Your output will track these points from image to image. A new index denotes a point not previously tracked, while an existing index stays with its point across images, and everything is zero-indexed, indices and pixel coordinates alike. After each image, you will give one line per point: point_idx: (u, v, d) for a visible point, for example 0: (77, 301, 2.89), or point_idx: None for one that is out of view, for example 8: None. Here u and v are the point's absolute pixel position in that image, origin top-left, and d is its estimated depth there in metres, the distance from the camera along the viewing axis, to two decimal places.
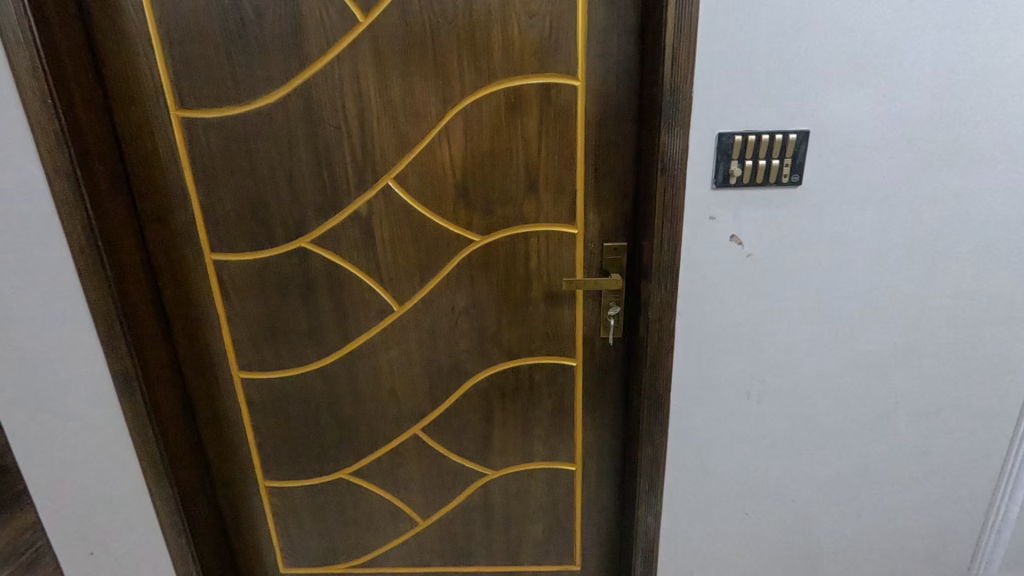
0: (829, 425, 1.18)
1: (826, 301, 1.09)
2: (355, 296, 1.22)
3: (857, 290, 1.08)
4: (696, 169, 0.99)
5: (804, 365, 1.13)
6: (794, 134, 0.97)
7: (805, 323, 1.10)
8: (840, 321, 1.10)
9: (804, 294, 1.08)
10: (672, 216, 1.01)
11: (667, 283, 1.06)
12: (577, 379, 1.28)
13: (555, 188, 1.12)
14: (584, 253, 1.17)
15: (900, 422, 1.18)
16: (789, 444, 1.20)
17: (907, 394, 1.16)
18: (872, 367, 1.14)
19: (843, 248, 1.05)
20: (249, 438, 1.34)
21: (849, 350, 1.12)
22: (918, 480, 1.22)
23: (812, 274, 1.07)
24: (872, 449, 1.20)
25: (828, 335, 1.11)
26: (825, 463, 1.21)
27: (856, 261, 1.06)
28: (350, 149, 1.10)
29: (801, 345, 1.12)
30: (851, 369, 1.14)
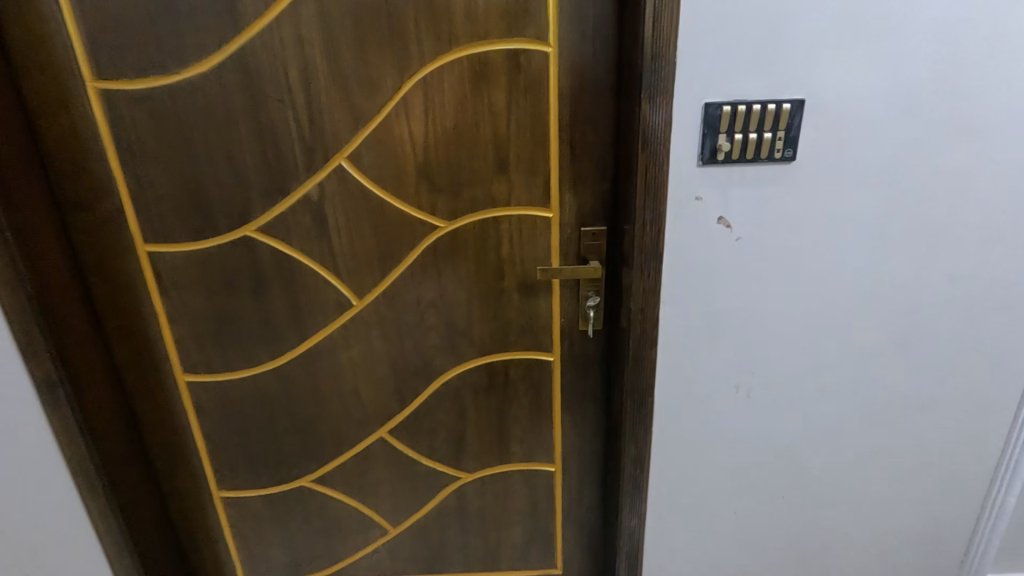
0: (823, 419, 1.11)
1: (818, 288, 1.01)
2: (309, 290, 1.10)
3: (852, 275, 1.01)
4: (681, 144, 0.89)
5: (795, 356, 1.06)
6: (788, 104, 0.87)
7: (798, 311, 1.03)
8: (833, 309, 1.03)
9: (797, 280, 1.00)
10: (654, 197, 0.91)
11: (650, 271, 0.96)
12: (554, 375, 1.19)
13: (527, 168, 1.02)
14: (560, 239, 1.07)
15: (896, 414, 1.11)
16: (780, 439, 1.13)
17: (904, 386, 1.09)
18: (867, 356, 1.07)
19: (840, 229, 0.97)
20: (200, 445, 1.23)
21: (842, 339, 1.05)
22: (913, 472, 1.17)
23: (805, 258, 0.99)
24: (867, 444, 1.14)
25: (821, 325, 1.04)
26: (816, 458, 1.15)
27: (852, 244, 0.98)
28: (297, 127, 0.99)
29: (793, 335, 1.04)
30: (846, 358, 1.07)
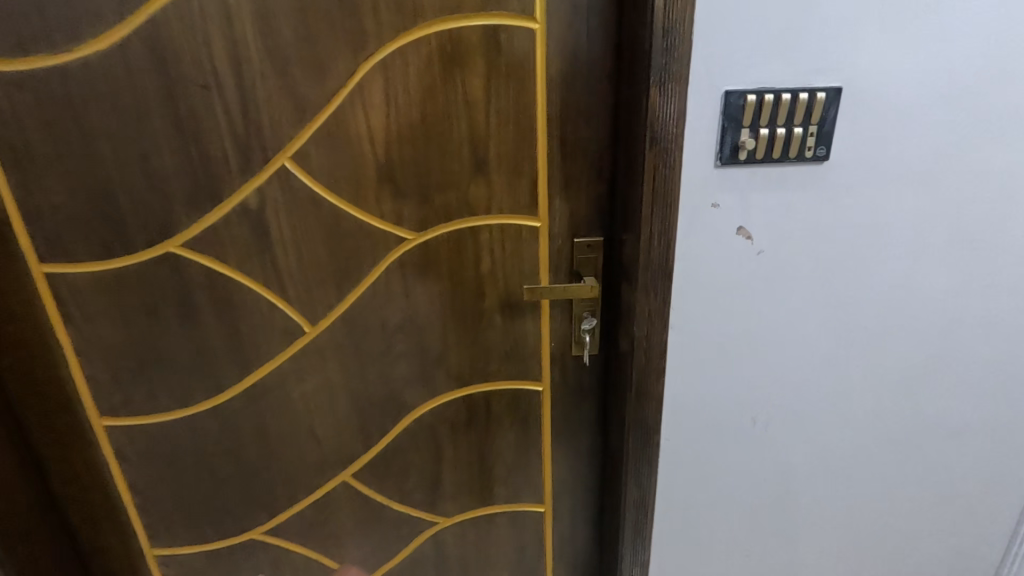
0: (842, 453, 0.98)
1: (847, 309, 0.87)
2: (251, 315, 0.92)
3: (886, 293, 0.86)
4: (696, 140, 0.73)
5: (819, 385, 0.92)
6: (823, 92, 0.72)
7: (825, 334, 0.88)
8: (865, 333, 0.89)
9: (826, 299, 0.86)
10: (663, 204, 0.76)
11: (657, 292, 0.82)
12: (544, 406, 1.03)
13: (510, 168, 0.86)
14: (550, 252, 0.92)
15: (924, 445, 0.98)
16: (802, 475, 0.98)
17: (934, 414, 0.96)
18: (899, 382, 0.93)
19: (875, 240, 0.83)
20: (125, 498, 1.04)
21: (874, 364, 0.91)
22: (940, 506, 1.04)
23: (835, 273, 0.84)
24: (891, 476, 1.01)
25: (850, 349, 0.90)
26: (839, 496, 1.02)
27: (888, 257, 0.84)
28: (226, 119, 0.80)
29: (818, 362, 0.90)
30: (878, 387, 0.93)
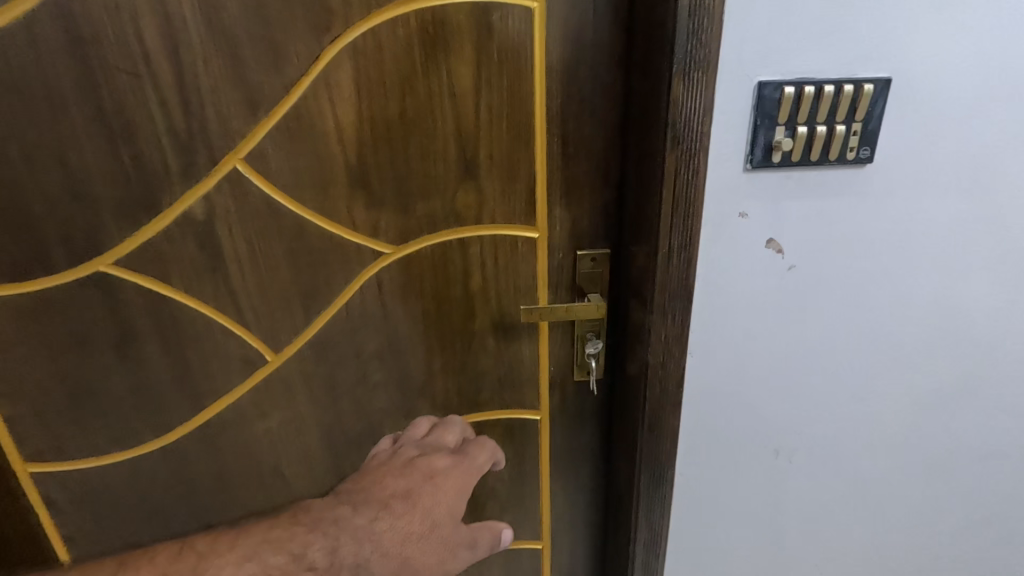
0: (872, 485, 0.87)
1: (887, 330, 0.77)
2: (203, 343, 0.79)
3: (925, 310, 0.76)
4: (723, 140, 0.63)
5: (851, 413, 0.82)
6: (871, 84, 0.61)
7: (857, 356, 0.78)
8: (900, 354, 0.78)
9: (859, 317, 0.76)
10: (685, 216, 0.65)
11: (675, 314, 0.71)
12: (542, 436, 0.92)
13: (504, 171, 0.74)
14: (549, 266, 0.81)
15: (958, 475, 0.87)
16: (828, 510, 0.88)
17: (967, 439, 0.85)
18: (931, 406, 0.82)
19: (916, 250, 0.72)
20: (61, 552, 0.90)
21: (905, 387, 0.81)
22: (976, 546, 0.93)
23: (871, 289, 0.74)
24: (922, 512, 0.90)
25: (882, 372, 0.80)
26: (868, 533, 0.91)
27: (928, 268, 0.73)
28: (162, 113, 0.66)
29: (850, 388, 0.81)
30: (910, 412, 0.82)
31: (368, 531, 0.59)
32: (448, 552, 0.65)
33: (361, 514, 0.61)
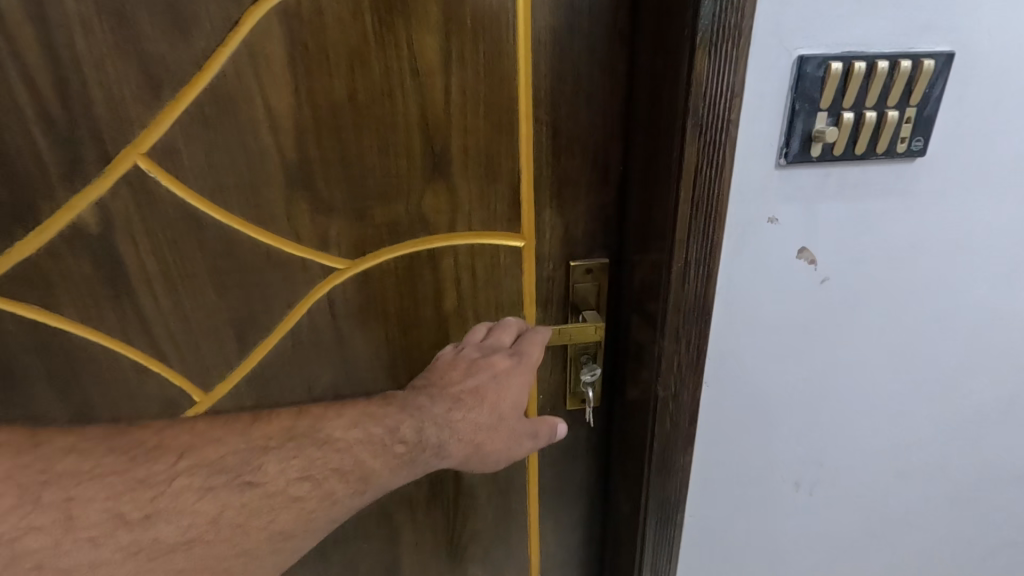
0: (898, 516, 0.78)
1: (927, 351, 0.67)
2: (110, 384, 0.64)
3: (970, 325, 0.66)
4: (753, 130, 0.51)
5: (882, 443, 0.73)
6: (931, 59, 0.50)
7: (892, 379, 0.68)
8: (938, 375, 0.69)
9: (897, 335, 0.65)
10: (706, 224, 0.53)
11: (691, 340, 0.59)
12: (529, 473, 0.80)
13: (481, 167, 0.61)
14: (537, 280, 0.68)
15: (991, 502, 0.79)
16: (850, 545, 0.79)
17: (1006, 465, 0.77)
18: (967, 429, 0.73)
19: (966, 258, 0.61)
20: None
21: (941, 410, 0.71)
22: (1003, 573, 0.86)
23: (913, 303, 0.63)
24: (950, 541, 0.81)
25: (917, 394, 0.70)
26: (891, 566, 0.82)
27: (978, 279, 0.63)
28: (28, 95, 0.50)
29: (882, 416, 0.71)
30: (944, 436, 0.73)
31: (444, 420, 0.57)
32: (511, 440, 0.62)
33: (438, 403, 0.58)
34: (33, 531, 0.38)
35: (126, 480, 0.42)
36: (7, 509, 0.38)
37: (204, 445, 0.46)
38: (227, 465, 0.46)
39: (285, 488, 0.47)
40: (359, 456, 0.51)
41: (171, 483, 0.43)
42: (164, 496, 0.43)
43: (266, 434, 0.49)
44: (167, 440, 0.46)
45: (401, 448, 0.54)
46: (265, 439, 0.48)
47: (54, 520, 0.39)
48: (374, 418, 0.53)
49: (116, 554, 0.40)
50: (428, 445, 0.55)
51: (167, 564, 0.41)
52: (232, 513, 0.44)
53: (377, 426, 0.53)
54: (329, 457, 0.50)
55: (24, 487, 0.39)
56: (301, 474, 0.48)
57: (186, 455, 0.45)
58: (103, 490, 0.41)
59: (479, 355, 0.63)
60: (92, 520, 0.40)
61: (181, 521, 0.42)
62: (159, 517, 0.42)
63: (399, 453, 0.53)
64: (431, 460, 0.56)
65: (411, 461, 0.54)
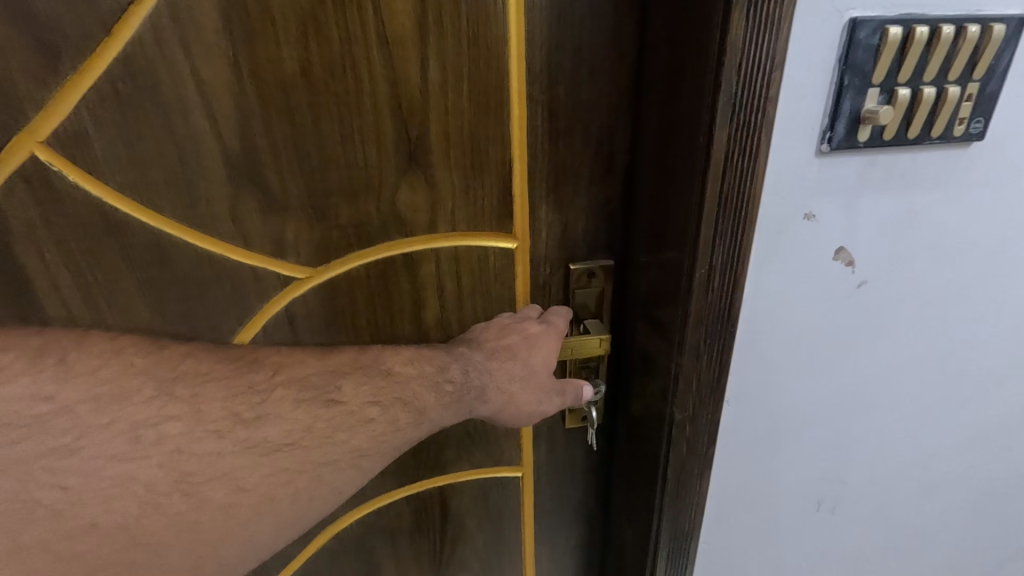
0: (922, 532, 0.72)
1: (966, 360, 0.60)
2: None
3: (1013, 329, 0.59)
4: (793, 111, 0.42)
5: (910, 457, 0.66)
6: (1000, 25, 0.42)
7: (926, 389, 0.61)
8: (975, 383, 0.62)
9: (936, 342, 0.58)
10: (735, 223, 0.45)
11: (712, 354, 0.51)
12: (523, 498, 0.71)
13: (466, 157, 0.51)
14: (532, 286, 0.59)
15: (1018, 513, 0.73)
16: (870, 563, 0.73)
17: None
18: (1000, 439, 0.67)
19: (1017, 256, 0.54)
20: None
21: (974, 420, 0.65)
22: None
23: (956, 306, 0.56)
24: (974, 555, 0.76)
25: (950, 404, 0.63)
26: None
27: None
28: None
29: (912, 429, 0.64)
30: (975, 446, 0.67)
31: (484, 363, 0.51)
32: (534, 393, 0.53)
33: (477, 349, 0.52)
34: (171, 420, 0.38)
35: (237, 384, 0.41)
36: (149, 397, 0.38)
37: (295, 361, 0.44)
38: (314, 382, 0.43)
39: (361, 409, 0.44)
40: (418, 391, 0.47)
41: (272, 393, 0.42)
42: (269, 402, 0.41)
43: (342, 360, 0.46)
44: (263, 355, 0.44)
45: (450, 387, 0.48)
46: (342, 363, 0.45)
47: (186, 411, 0.39)
48: (426, 356, 0.49)
49: (236, 449, 0.40)
50: (473, 388, 0.50)
51: (274, 463, 0.41)
52: (323, 426, 0.43)
53: (429, 363, 0.48)
54: (391, 386, 0.46)
55: (158, 381, 0.39)
56: (371, 398, 0.45)
57: (281, 370, 0.43)
58: (220, 391, 0.40)
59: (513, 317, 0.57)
60: (215, 416, 0.40)
61: (283, 426, 0.41)
62: (268, 420, 0.41)
63: (449, 392, 0.48)
64: (474, 405, 0.50)
65: (459, 401, 0.49)
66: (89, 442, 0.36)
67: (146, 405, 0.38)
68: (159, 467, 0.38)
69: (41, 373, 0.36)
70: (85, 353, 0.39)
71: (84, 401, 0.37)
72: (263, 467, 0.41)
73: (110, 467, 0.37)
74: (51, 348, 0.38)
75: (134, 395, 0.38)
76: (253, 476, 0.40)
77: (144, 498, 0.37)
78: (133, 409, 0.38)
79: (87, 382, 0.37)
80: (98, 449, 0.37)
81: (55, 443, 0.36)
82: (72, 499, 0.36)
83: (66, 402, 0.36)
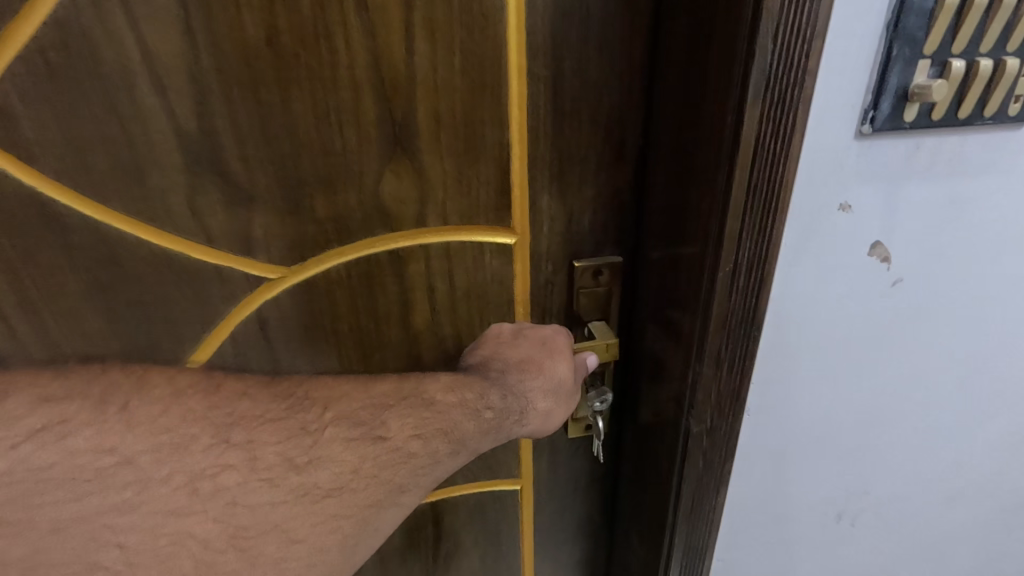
0: (948, 546, 0.67)
1: (1007, 365, 0.55)
2: None
3: None
4: (835, 87, 0.37)
5: (941, 469, 0.61)
6: None
7: (963, 396, 0.56)
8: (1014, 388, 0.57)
9: (976, 345, 0.53)
10: (764, 215, 0.39)
11: (733, 362, 0.46)
12: (523, 512, 0.66)
13: (458, 141, 0.45)
14: (532, 287, 0.54)
15: None
16: None
17: None
18: None
19: None
20: None
21: (1012, 429, 0.60)
22: None
23: (999, 306, 0.51)
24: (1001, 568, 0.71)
25: (988, 412, 0.58)
26: None
27: None
28: None
29: (947, 441, 0.59)
30: (1011, 457, 0.62)
31: (518, 386, 0.48)
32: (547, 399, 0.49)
33: (511, 372, 0.49)
34: (227, 469, 0.37)
35: (289, 426, 0.40)
36: (205, 446, 0.37)
37: (344, 395, 0.42)
38: (361, 418, 0.41)
39: (405, 444, 0.42)
40: (457, 420, 0.44)
41: (323, 433, 0.40)
42: (319, 445, 0.40)
43: (386, 391, 0.43)
44: (310, 390, 0.42)
45: (490, 413, 0.46)
46: (386, 395, 0.43)
47: (241, 459, 0.38)
48: (464, 382, 0.46)
49: (287, 499, 0.38)
50: (512, 412, 0.48)
51: (322, 511, 0.39)
52: (369, 467, 0.40)
53: (468, 390, 0.46)
54: (438, 417, 0.44)
55: (215, 427, 0.38)
56: (415, 432, 0.42)
57: (331, 407, 0.41)
58: (274, 435, 0.39)
59: (513, 325, 0.53)
60: (269, 463, 0.38)
61: (332, 469, 0.39)
62: (320, 464, 0.39)
63: (489, 419, 0.46)
64: (511, 430, 0.48)
65: (497, 428, 0.47)
66: (148, 498, 0.36)
67: (202, 455, 0.37)
68: (214, 521, 0.37)
69: (103, 422, 0.36)
70: (145, 399, 0.38)
71: (145, 453, 0.36)
72: (312, 518, 0.39)
73: (167, 524, 0.36)
74: (113, 394, 0.38)
75: (191, 445, 0.37)
76: (302, 526, 0.39)
77: (198, 556, 0.36)
78: (190, 460, 0.37)
79: (148, 432, 0.37)
80: (156, 505, 0.36)
81: (117, 498, 0.35)
82: (128, 560, 0.35)
83: (127, 454, 0.36)
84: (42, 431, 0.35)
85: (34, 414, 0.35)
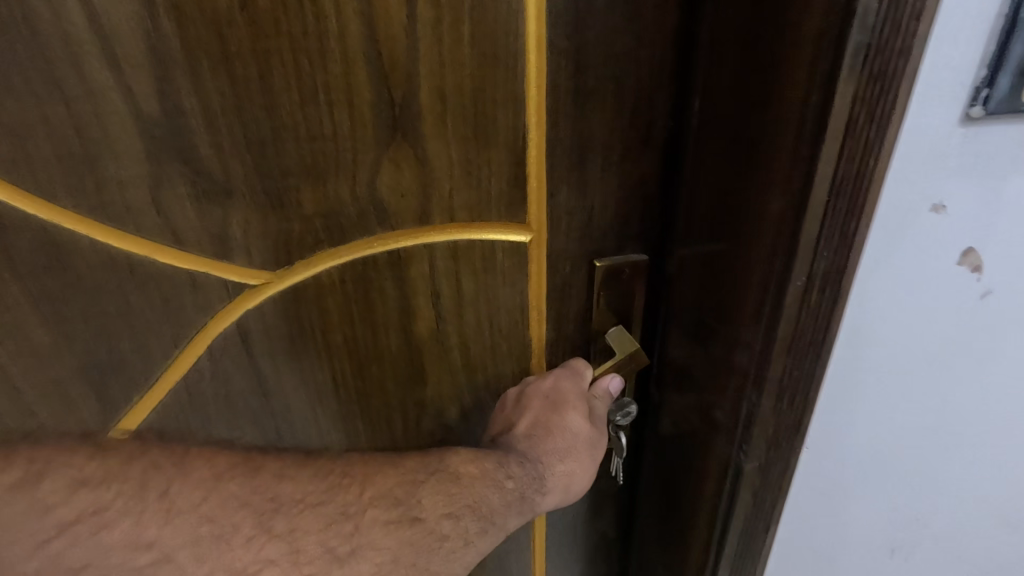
0: None
1: None
2: None
3: None
4: (943, 58, 0.32)
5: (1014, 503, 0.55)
6: None
7: None
8: None
9: None
10: (848, 205, 0.34)
11: (794, 375, 0.40)
12: (538, 531, 0.61)
13: (466, 124, 0.39)
14: (549, 288, 0.48)
15: None
16: None
17: None
18: None
19: None
20: None
21: None
22: None
23: None
24: None
25: None
26: None
27: None
28: None
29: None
30: None
31: (535, 453, 0.46)
32: (565, 457, 0.48)
33: (522, 438, 0.47)
34: (268, 565, 0.33)
35: (329, 511, 0.35)
36: (247, 538, 0.33)
37: (381, 469, 0.38)
38: (398, 496, 0.38)
39: (439, 525, 0.38)
40: (483, 495, 0.41)
41: (364, 516, 0.36)
42: (361, 532, 0.36)
43: (415, 466, 0.40)
44: (348, 467, 0.38)
45: (511, 483, 0.44)
46: (416, 470, 0.40)
47: (283, 553, 0.33)
48: (483, 452, 0.44)
49: None
50: (533, 480, 0.45)
51: None
52: (409, 554, 0.36)
53: (487, 459, 0.43)
54: (468, 489, 0.41)
55: (257, 515, 0.33)
56: (447, 510, 0.39)
57: (369, 485, 0.37)
58: (315, 522, 0.34)
59: (516, 386, 0.50)
60: (311, 556, 0.34)
61: (374, 559, 0.35)
62: (362, 554, 0.35)
63: (512, 489, 0.43)
64: (535, 499, 0.46)
65: (522, 498, 0.44)
66: None
67: (244, 549, 0.32)
68: None
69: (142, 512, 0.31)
70: (185, 484, 0.32)
71: (185, 546, 0.31)
72: None
73: None
74: (154, 475, 0.32)
75: (232, 536, 0.32)
76: None
77: None
78: (230, 555, 0.32)
79: (188, 522, 0.32)
80: None
81: None
82: None
83: (166, 550, 0.31)
84: (77, 524, 0.29)
85: (65, 503, 0.29)
